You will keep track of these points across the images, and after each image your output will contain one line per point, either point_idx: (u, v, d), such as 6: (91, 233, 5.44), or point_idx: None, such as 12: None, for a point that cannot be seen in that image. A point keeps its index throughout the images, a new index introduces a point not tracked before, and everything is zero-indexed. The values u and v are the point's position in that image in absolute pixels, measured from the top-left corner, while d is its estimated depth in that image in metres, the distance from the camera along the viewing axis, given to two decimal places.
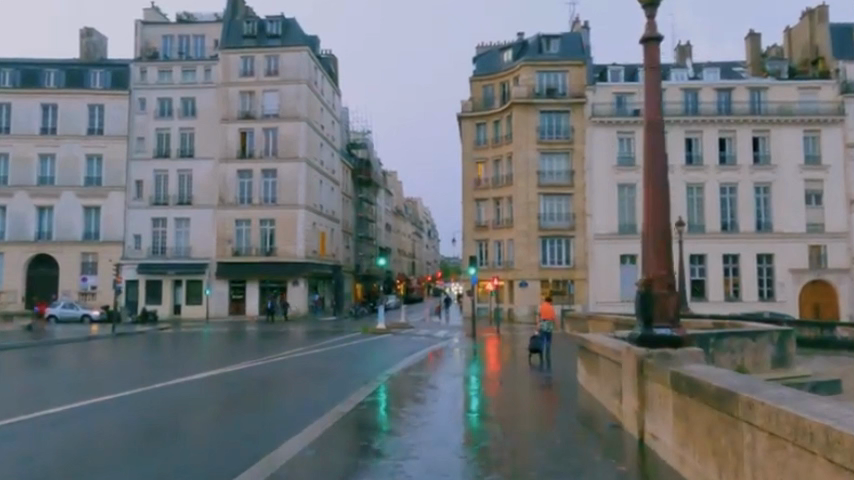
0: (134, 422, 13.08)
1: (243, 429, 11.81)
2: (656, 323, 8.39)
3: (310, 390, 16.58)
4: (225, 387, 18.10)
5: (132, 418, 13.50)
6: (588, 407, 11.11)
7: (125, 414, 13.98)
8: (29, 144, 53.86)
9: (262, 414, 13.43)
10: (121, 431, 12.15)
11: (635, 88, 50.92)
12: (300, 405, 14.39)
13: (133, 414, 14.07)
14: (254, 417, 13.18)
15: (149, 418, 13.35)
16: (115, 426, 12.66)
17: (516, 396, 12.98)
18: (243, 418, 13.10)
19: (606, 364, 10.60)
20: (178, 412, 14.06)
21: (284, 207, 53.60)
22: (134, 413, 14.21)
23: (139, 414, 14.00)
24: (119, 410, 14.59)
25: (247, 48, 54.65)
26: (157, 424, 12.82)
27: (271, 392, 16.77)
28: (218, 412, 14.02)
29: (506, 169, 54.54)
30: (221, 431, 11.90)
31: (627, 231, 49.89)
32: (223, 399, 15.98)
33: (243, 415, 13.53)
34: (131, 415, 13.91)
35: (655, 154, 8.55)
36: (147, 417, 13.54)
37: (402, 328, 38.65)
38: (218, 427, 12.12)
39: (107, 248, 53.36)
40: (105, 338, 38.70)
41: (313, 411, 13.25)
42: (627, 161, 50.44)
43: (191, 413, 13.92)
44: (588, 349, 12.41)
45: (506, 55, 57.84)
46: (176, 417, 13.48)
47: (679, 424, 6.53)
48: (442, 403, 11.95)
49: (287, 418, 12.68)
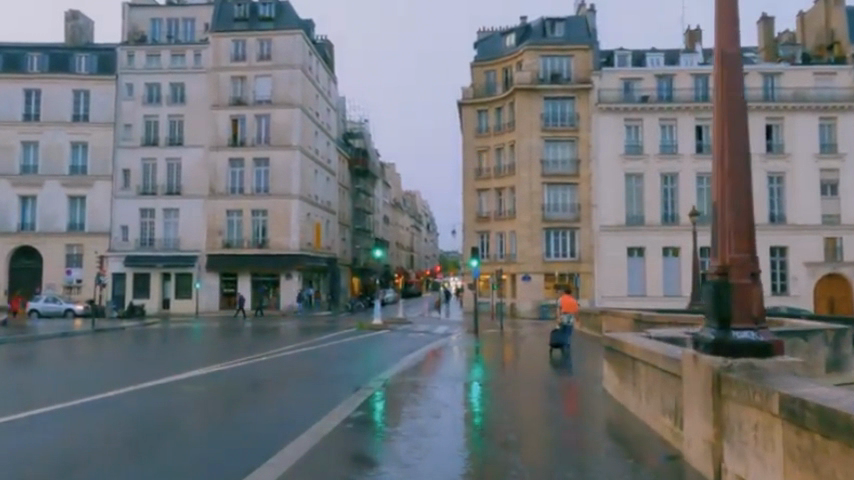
0: (127, 421, 11.40)
1: (242, 431, 10.14)
2: (736, 324, 6.23)
3: (312, 390, 14.84)
4: (226, 384, 16.43)
5: (128, 417, 11.86)
6: (621, 427, 9.03)
7: (119, 411, 12.39)
8: (10, 132, 51.73)
9: (268, 413, 11.78)
10: (112, 431, 10.56)
11: (643, 74, 48.80)
12: (302, 405, 12.64)
13: (129, 411, 12.43)
14: (258, 416, 11.53)
15: (144, 418, 11.70)
16: (103, 426, 11.02)
17: (530, 407, 10.92)
18: (248, 417, 11.48)
19: (652, 376, 8.49)
20: (176, 411, 12.44)
21: (277, 196, 51.49)
22: (133, 409, 12.64)
23: (137, 411, 12.38)
24: (115, 406, 12.99)
25: (238, 31, 52.28)
26: (154, 423, 11.18)
27: (273, 390, 15.08)
28: (220, 410, 12.36)
29: (508, 157, 52.35)
30: (222, 432, 10.27)
31: (634, 223, 47.74)
32: (223, 397, 14.34)
33: (243, 414, 11.86)
34: (126, 413, 12.30)
35: (730, 101, 6.48)
36: (145, 415, 11.92)
37: (399, 324, 36.64)
38: (213, 430, 10.42)
39: (93, 239, 51.33)
40: (86, 333, 36.52)
41: (323, 410, 11.61)
42: (636, 149, 48.19)
43: (193, 411, 12.27)
44: (621, 351, 10.36)
45: (509, 39, 55.73)
46: (176, 415, 11.86)
47: (799, 477, 4.48)
48: (449, 421, 9.86)
49: (292, 419, 11.01)
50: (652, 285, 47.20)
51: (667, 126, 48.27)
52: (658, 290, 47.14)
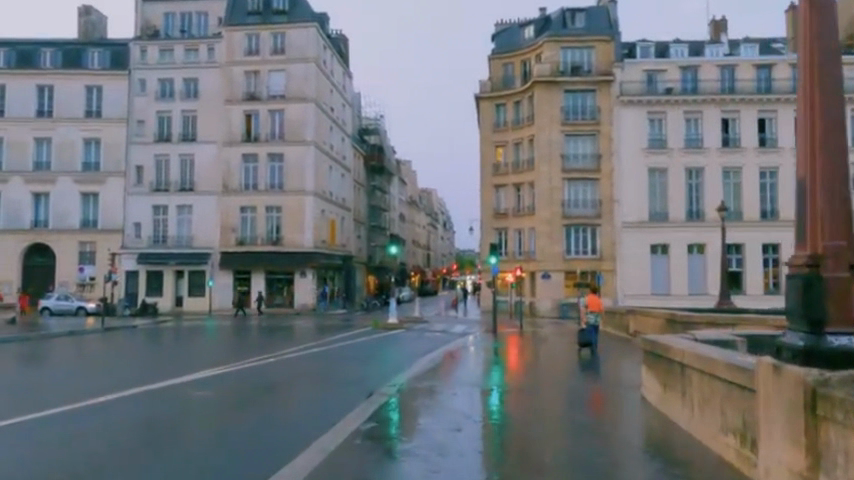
0: (123, 424, 10.50)
1: (244, 437, 9.26)
2: (831, 327, 5.04)
3: (324, 392, 13.88)
4: (236, 384, 15.52)
5: (131, 418, 11.03)
6: (666, 442, 7.86)
7: (124, 412, 11.52)
8: (24, 129, 51.26)
9: (277, 417, 10.93)
10: (113, 434, 9.70)
11: (666, 65, 47.63)
12: (314, 407, 11.70)
13: (132, 411, 11.61)
14: (265, 419, 10.66)
15: (143, 419, 10.82)
16: (102, 430, 10.12)
17: (560, 417, 9.77)
18: (256, 421, 10.57)
19: (708, 384, 7.31)
20: (182, 412, 11.54)
21: (291, 193, 50.62)
22: (134, 409, 11.80)
23: (137, 412, 11.53)
24: (114, 406, 12.14)
25: (252, 25, 51.49)
26: (155, 425, 10.34)
27: (284, 391, 14.20)
28: (227, 411, 11.45)
29: (527, 152, 51.01)
30: (226, 437, 9.38)
31: (658, 219, 46.49)
32: (233, 398, 13.46)
33: (252, 417, 10.95)
34: (130, 414, 11.41)
35: (824, 59, 5.30)
36: (145, 417, 11.04)
37: (415, 323, 35.48)
38: (217, 435, 9.52)
39: (107, 237, 50.84)
40: (95, 332, 35.65)
41: (334, 415, 10.69)
42: (659, 143, 46.92)
43: (197, 413, 11.38)
44: (665, 356, 9.18)
45: (527, 31, 54.35)
46: (179, 417, 11.01)
47: None
48: (471, 435, 8.65)
49: (299, 424, 10.14)
50: (676, 283, 45.90)
51: (692, 119, 46.95)
52: (683, 288, 45.80)
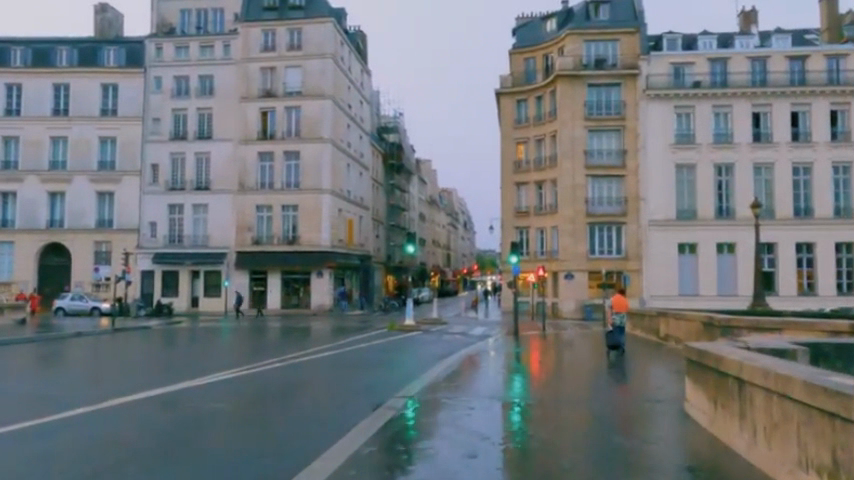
0: (130, 423, 9.68)
1: (253, 442, 8.30)
2: None
3: (341, 395, 12.91)
4: (251, 387, 14.63)
5: (140, 417, 10.20)
6: (721, 469, 6.63)
7: (134, 412, 10.66)
8: (39, 128, 50.93)
9: (291, 419, 10.00)
10: (117, 435, 8.84)
11: (694, 58, 45.98)
12: (333, 410, 10.74)
13: (143, 411, 10.76)
14: (277, 422, 9.71)
15: (151, 419, 9.99)
16: (106, 429, 9.26)
17: (595, 434, 8.60)
18: (267, 424, 9.63)
19: (774, 401, 6.12)
20: (193, 412, 10.67)
21: (307, 192, 49.62)
22: (140, 409, 10.97)
23: (145, 411, 10.69)
24: (122, 407, 11.25)
25: (268, 21, 50.71)
26: (162, 426, 9.48)
27: (295, 394, 13.23)
28: (239, 413, 10.56)
29: (549, 148, 49.57)
30: (236, 440, 8.48)
31: (686, 217, 44.90)
32: (245, 401, 12.53)
33: (265, 419, 10.03)
34: (140, 414, 10.55)
35: None
36: (154, 417, 10.20)
37: (433, 326, 34.24)
38: (225, 437, 8.63)
39: (122, 236, 50.33)
40: (105, 333, 34.82)
41: (344, 423, 9.61)
42: (687, 138, 45.39)
43: (208, 414, 10.53)
44: (715, 368, 7.96)
45: (549, 24, 52.98)
46: (189, 418, 10.16)
47: None
48: (490, 461, 7.42)
49: (311, 431, 9.12)
50: (705, 284, 44.25)
51: (721, 113, 45.32)
52: (712, 289, 44.18)
